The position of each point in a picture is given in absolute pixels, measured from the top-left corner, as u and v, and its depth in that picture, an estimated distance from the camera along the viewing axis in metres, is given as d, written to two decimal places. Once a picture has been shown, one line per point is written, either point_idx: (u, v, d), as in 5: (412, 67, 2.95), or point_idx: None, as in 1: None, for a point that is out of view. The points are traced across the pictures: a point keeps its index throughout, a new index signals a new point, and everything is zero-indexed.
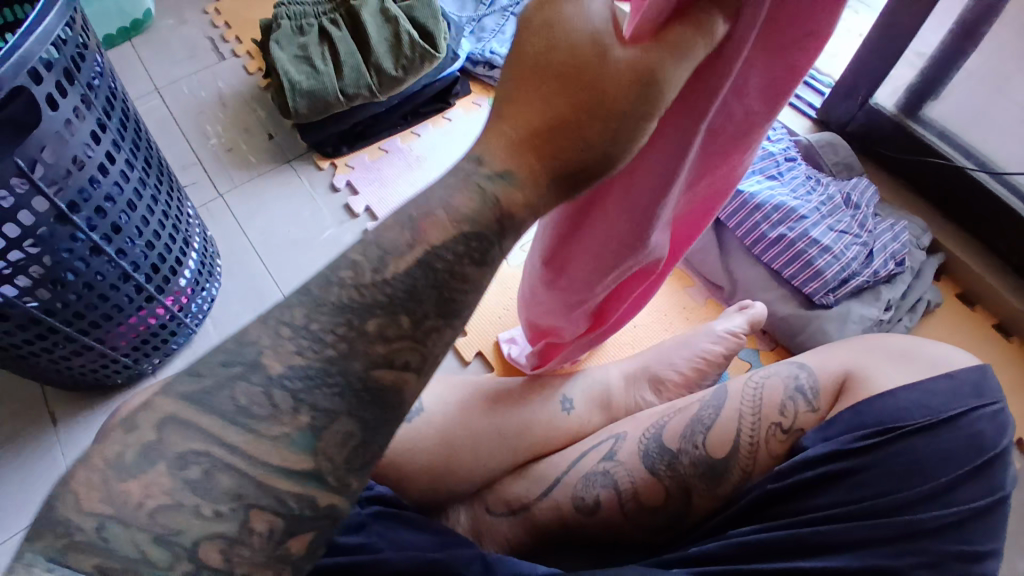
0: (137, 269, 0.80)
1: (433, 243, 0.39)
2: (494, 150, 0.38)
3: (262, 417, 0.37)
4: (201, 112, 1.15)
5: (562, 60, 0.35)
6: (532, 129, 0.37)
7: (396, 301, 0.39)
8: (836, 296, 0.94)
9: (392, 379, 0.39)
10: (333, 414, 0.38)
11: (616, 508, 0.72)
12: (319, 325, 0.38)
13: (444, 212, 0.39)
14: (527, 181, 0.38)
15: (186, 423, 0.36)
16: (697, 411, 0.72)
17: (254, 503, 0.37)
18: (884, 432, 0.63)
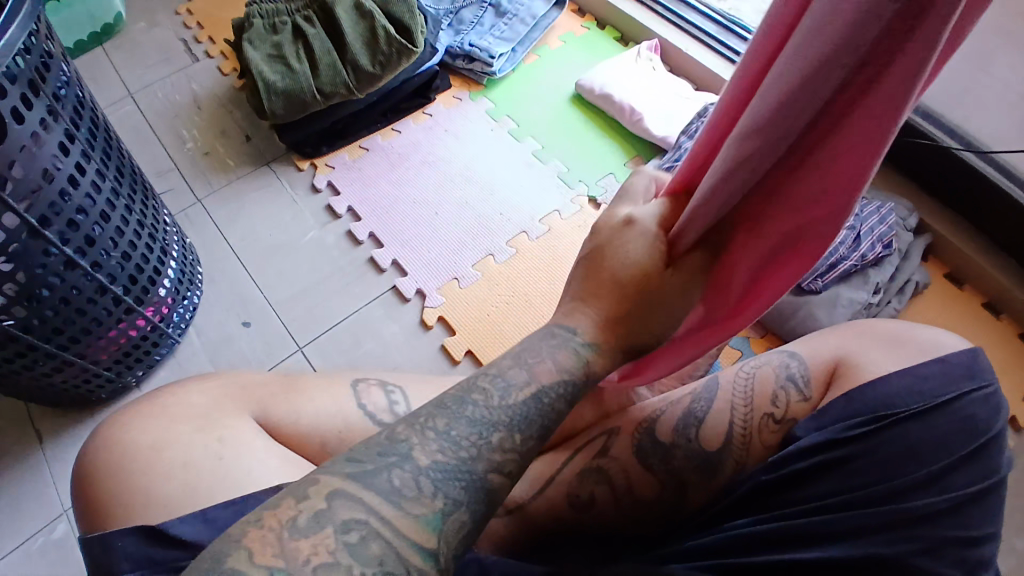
0: (115, 282, 0.79)
1: (543, 383, 0.52)
2: (585, 326, 0.56)
3: (410, 496, 0.44)
4: (177, 116, 1.13)
5: (622, 281, 0.55)
6: (607, 318, 0.56)
7: (514, 421, 0.50)
8: (826, 281, 0.93)
9: (499, 481, 0.48)
10: (458, 503, 0.45)
11: (610, 502, 0.72)
12: (457, 431, 0.48)
13: (551, 363, 0.54)
14: (605, 352, 0.56)
15: (353, 496, 0.43)
16: (689, 403, 0.72)
17: (391, 570, 0.42)
18: (877, 420, 0.63)
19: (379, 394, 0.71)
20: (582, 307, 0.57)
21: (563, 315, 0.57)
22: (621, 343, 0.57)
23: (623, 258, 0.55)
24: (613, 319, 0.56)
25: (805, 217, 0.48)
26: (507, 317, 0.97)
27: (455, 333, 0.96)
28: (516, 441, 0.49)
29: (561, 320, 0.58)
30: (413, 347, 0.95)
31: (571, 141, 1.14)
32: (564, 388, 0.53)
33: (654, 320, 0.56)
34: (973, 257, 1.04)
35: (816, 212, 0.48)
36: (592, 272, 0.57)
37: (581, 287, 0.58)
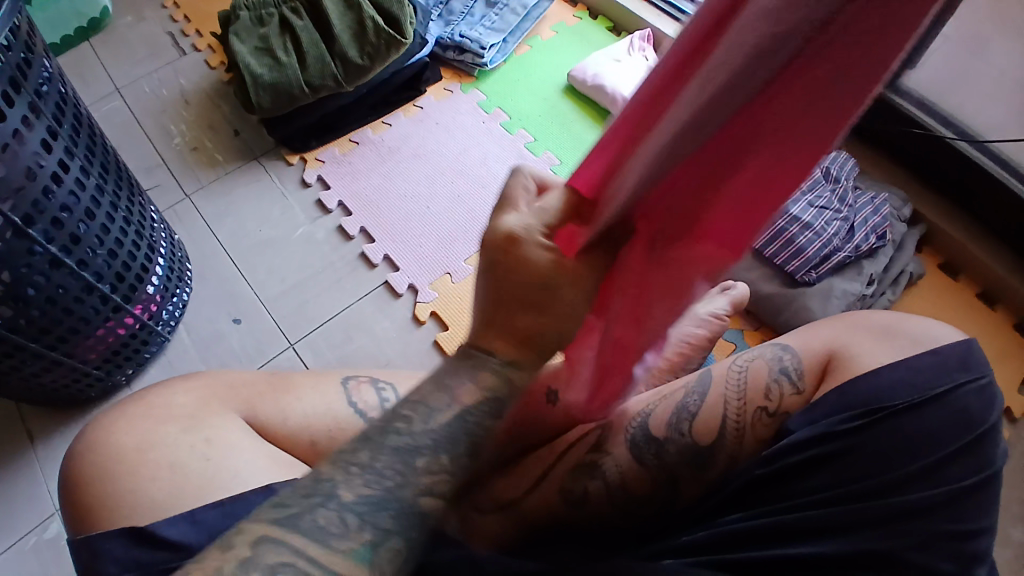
0: (101, 280, 0.78)
1: (465, 405, 0.52)
2: (500, 345, 0.53)
3: (335, 533, 0.46)
4: (164, 112, 1.11)
5: (528, 290, 0.49)
6: (517, 334, 0.52)
7: (438, 445, 0.51)
8: (819, 273, 0.92)
9: (432, 505, 0.50)
10: (388, 532, 0.48)
11: (603, 496, 0.71)
12: (380, 462, 0.50)
13: (471, 382, 0.53)
14: (528, 363, 0.54)
15: (278, 541, 0.45)
16: (682, 398, 0.72)
17: None
18: (870, 414, 0.62)
19: (369, 392, 0.70)
20: (490, 324, 0.53)
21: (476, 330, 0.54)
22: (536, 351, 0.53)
23: (527, 267, 0.48)
24: (528, 330, 0.52)
25: (743, 191, 0.44)
26: None
27: (448, 329, 0.95)
28: (438, 463, 0.51)
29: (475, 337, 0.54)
30: (405, 342, 0.95)
31: (564, 134, 1.13)
32: (486, 408, 0.54)
33: (566, 323, 0.52)
34: (970, 248, 1.03)
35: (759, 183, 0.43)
36: (492, 284, 0.50)
37: (483, 298, 0.52)
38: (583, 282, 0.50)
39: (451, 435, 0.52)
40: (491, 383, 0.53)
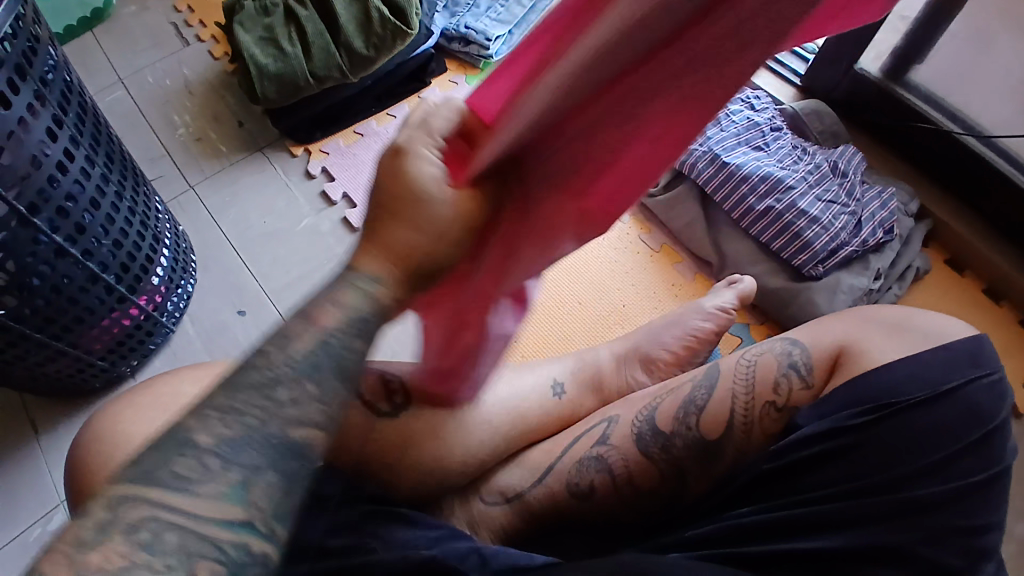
0: (106, 270, 0.77)
1: (326, 327, 0.48)
2: (366, 262, 0.48)
3: (196, 480, 0.43)
4: (167, 102, 1.11)
5: (404, 203, 0.46)
6: (392, 255, 0.47)
7: (301, 373, 0.47)
8: (827, 267, 0.92)
9: (306, 437, 0.47)
10: (258, 470, 0.45)
11: (610, 490, 0.71)
12: (239, 402, 0.45)
13: (331, 305, 0.48)
14: (395, 286, 0.49)
15: (136, 497, 0.41)
16: (690, 392, 0.71)
17: (198, 555, 0.42)
18: (879, 409, 0.62)
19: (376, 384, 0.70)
20: (369, 236, 0.47)
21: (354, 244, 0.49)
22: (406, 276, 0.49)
23: (411, 179, 0.45)
24: (400, 248, 0.47)
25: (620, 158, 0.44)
26: None
27: None
28: (311, 391, 0.47)
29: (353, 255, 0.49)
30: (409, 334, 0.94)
31: None
32: (351, 329, 0.49)
33: (435, 253, 0.48)
34: (975, 243, 1.03)
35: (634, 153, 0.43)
36: (377, 191, 0.46)
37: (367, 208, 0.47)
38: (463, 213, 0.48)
39: (320, 360, 0.48)
40: (368, 304, 0.48)
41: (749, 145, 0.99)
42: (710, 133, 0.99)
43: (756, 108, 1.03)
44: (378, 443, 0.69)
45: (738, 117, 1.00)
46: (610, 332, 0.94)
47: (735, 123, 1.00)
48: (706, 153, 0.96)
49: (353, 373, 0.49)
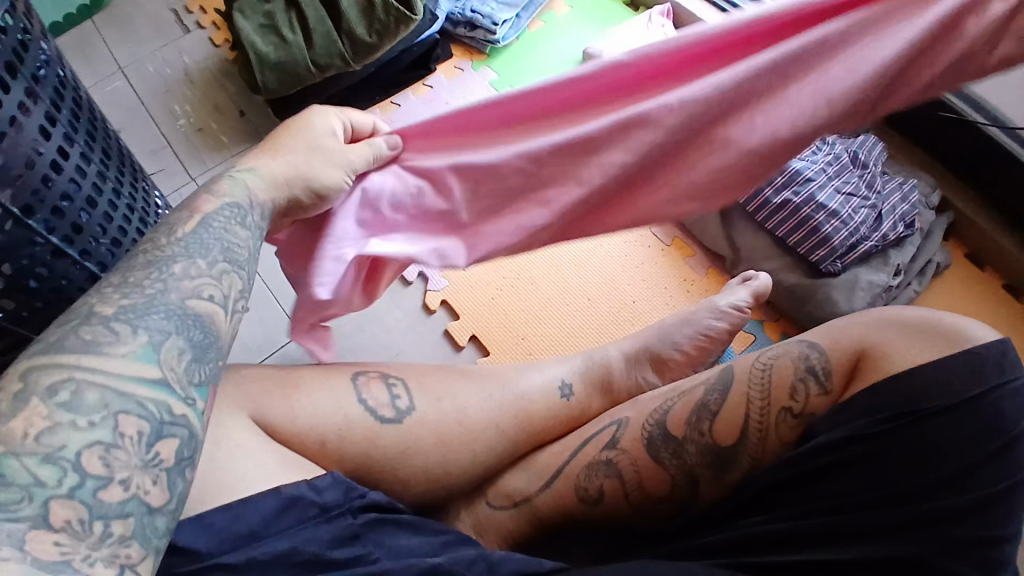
0: (104, 269, 0.75)
1: (204, 210, 0.61)
2: (250, 158, 0.66)
3: (107, 343, 0.48)
4: (167, 92, 1.08)
5: (302, 124, 0.68)
6: (273, 150, 0.66)
7: (188, 249, 0.57)
8: (844, 263, 0.89)
9: (205, 308, 0.54)
10: (166, 333, 0.51)
11: (621, 497, 0.70)
12: (136, 279, 0.53)
13: (211, 195, 0.63)
14: (264, 181, 0.64)
15: (48, 365, 0.46)
16: (702, 396, 0.69)
17: (120, 409, 0.46)
18: (899, 417, 0.60)
19: (379, 387, 0.68)
20: (258, 151, 0.67)
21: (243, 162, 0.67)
22: (283, 177, 0.65)
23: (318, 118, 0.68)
24: (276, 146, 0.66)
25: (512, 193, 0.65)
26: (512, 305, 0.93)
27: (458, 317, 0.92)
28: (205, 268, 0.57)
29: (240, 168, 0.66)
30: (416, 332, 0.91)
31: None
32: (229, 213, 0.61)
33: (315, 163, 0.65)
34: (999, 239, 0.99)
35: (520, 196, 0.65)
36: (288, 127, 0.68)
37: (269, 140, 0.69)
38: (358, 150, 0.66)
39: (208, 242, 0.58)
40: (246, 198, 0.63)
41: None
42: None
43: None
44: (384, 454, 0.66)
45: None
46: (624, 329, 0.91)
47: None
48: None
49: (237, 259, 0.59)
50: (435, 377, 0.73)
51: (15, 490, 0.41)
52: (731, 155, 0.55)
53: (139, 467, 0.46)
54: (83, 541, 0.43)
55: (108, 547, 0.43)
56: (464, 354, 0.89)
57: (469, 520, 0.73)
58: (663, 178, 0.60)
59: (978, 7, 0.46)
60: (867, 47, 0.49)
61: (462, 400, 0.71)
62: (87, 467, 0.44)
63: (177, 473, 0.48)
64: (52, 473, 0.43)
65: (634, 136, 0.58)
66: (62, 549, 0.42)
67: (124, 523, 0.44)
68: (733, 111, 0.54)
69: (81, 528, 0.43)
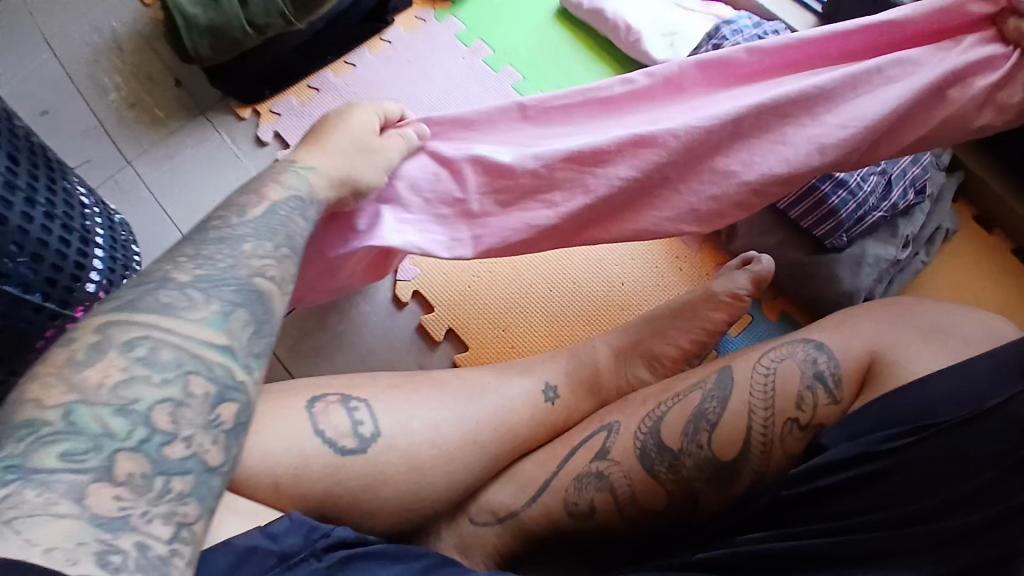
0: (26, 290, 0.67)
1: (273, 199, 0.60)
2: (300, 152, 0.66)
3: (181, 305, 0.49)
4: (96, 62, 0.96)
5: (339, 122, 0.69)
6: (318, 143, 0.67)
7: (258, 232, 0.57)
8: (852, 237, 0.80)
9: (269, 286, 0.54)
10: (234, 304, 0.51)
11: (614, 510, 0.65)
12: (205, 251, 0.54)
13: (270, 181, 0.62)
14: (326, 181, 0.64)
15: (125, 320, 0.47)
16: (700, 404, 0.64)
17: (191, 370, 0.47)
18: (915, 431, 0.54)
19: (339, 413, 0.63)
20: (304, 145, 0.68)
21: (293, 154, 0.66)
22: (340, 172, 0.65)
23: (348, 116, 0.70)
24: (320, 142, 0.67)
25: (528, 187, 0.69)
26: (491, 292, 0.85)
27: (432, 310, 0.84)
28: (270, 248, 0.56)
29: (291, 158, 0.66)
30: (386, 328, 0.83)
31: (558, 73, 0.98)
32: (293, 204, 0.61)
33: (359, 159, 0.67)
34: (1012, 204, 0.89)
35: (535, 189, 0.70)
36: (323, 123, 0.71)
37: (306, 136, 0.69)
38: (393, 146, 0.70)
39: (276, 225, 0.58)
40: (307, 192, 0.62)
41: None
42: None
43: None
44: (349, 489, 0.61)
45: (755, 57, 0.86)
46: (614, 318, 0.84)
47: None
48: None
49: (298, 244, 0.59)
50: (404, 396, 0.66)
51: (84, 439, 0.42)
52: (727, 181, 0.65)
53: (202, 426, 0.46)
54: (144, 496, 0.42)
55: (166, 503, 0.43)
56: (439, 351, 0.82)
57: (450, 539, 0.68)
58: (664, 194, 0.68)
59: (963, 82, 0.59)
60: (862, 98, 0.61)
61: (436, 417, 0.66)
62: (156, 423, 0.44)
63: (232, 438, 0.48)
64: (123, 425, 0.43)
65: (642, 153, 0.66)
66: (121, 503, 0.41)
67: (183, 479, 0.44)
68: (749, 135, 0.64)
69: (143, 482, 0.42)
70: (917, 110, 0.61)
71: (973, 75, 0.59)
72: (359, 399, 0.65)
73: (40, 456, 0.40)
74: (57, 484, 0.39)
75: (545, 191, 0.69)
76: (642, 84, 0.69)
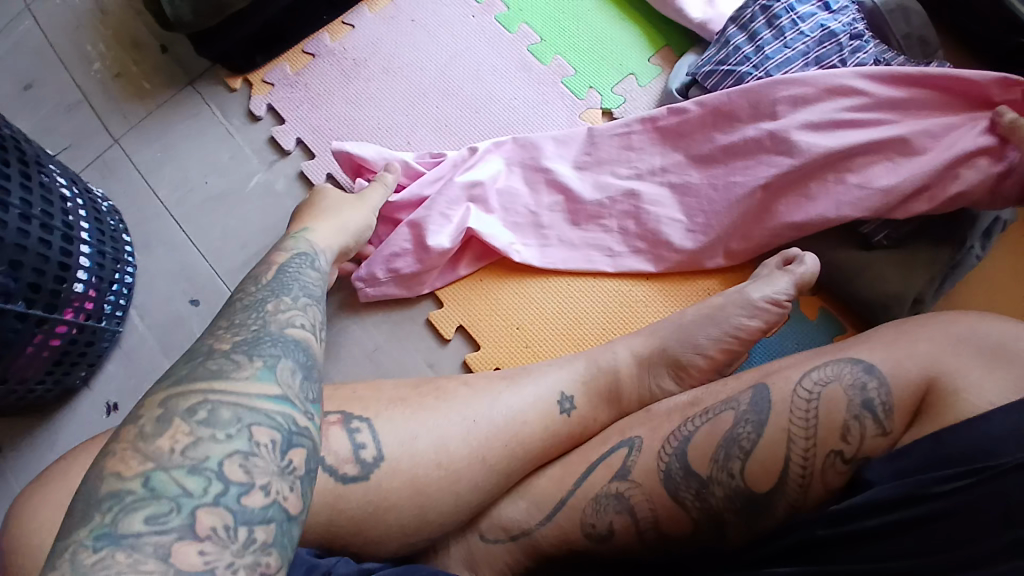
0: (8, 298, 0.62)
1: (278, 261, 0.60)
2: (294, 223, 0.70)
3: (230, 369, 0.46)
4: (79, 29, 0.88)
5: (304, 202, 0.75)
6: (302, 214, 0.72)
7: (272, 287, 0.55)
8: (897, 232, 0.75)
9: (302, 334, 0.52)
10: (276, 356, 0.48)
11: (633, 533, 0.60)
12: (233, 320, 0.51)
13: (277, 253, 0.62)
14: (324, 232, 0.68)
15: (185, 391, 0.45)
16: (733, 427, 0.58)
17: (252, 422, 0.44)
18: (971, 473, 0.47)
19: (339, 436, 0.59)
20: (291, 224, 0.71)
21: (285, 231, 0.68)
22: (331, 222, 0.70)
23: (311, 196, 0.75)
24: (302, 213, 0.72)
25: (579, 206, 0.80)
26: (507, 288, 0.80)
27: (442, 304, 0.80)
28: (291, 301, 0.54)
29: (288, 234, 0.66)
30: (394, 324, 0.80)
31: (582, 33, 0.89)
32: (301, 260, 0.61)
33: (347, 206, 0.72)
34: None
35: (584, 208, 0.80)
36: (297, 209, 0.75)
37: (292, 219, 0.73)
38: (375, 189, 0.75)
39: (291, 283, 0.57)
40: (311, 248, 0.64)
41: (819, 66, 0.80)
42: (768, 50, 0.80)
43: (828, 9, 0.81)
44: (351, 518, 0.58)
45: (808, 26, 0.80)
46: (636, 320, 0.78)
47: (803, 36, 0.80)
48: (763, 84, 0.77)
49: (316, 293, 0.58)
50: (408, 411, 0.62)
51: (164, 502, 0.39)
52: (772, 222, 0.77)
53: (276, 473, 0.43)
54: (228, 549, 0.39)
55: (251, 555, 0.40)
56: (450, 348, 0.78)
57: (458, 557, 0.64)
58: (724, 214, 0.77)
59: (968, 164, 0.72)
60: (880, 166, 0.74)
61: (443, 435, 0.61)
62: (230, 476, 0.41)
63: (307, 483, 0.44)
64: (198, 484, 0.41)
65: (685, 172, 0.79)
66: (207, 558, 0.39)
67: (266, 529, 0.41)
68: (796, 171, 0.75)
69: (226, 535, 0.40)
70: (936, 174, 0.72)
71: (981, 159, 0.72)
72: (365, 421, 0.60)
73: (124, 523, 0.38)
74: (144, 546, 0.38)
75: (604, 215, 0.80)
76: (702, 106, 0.79)
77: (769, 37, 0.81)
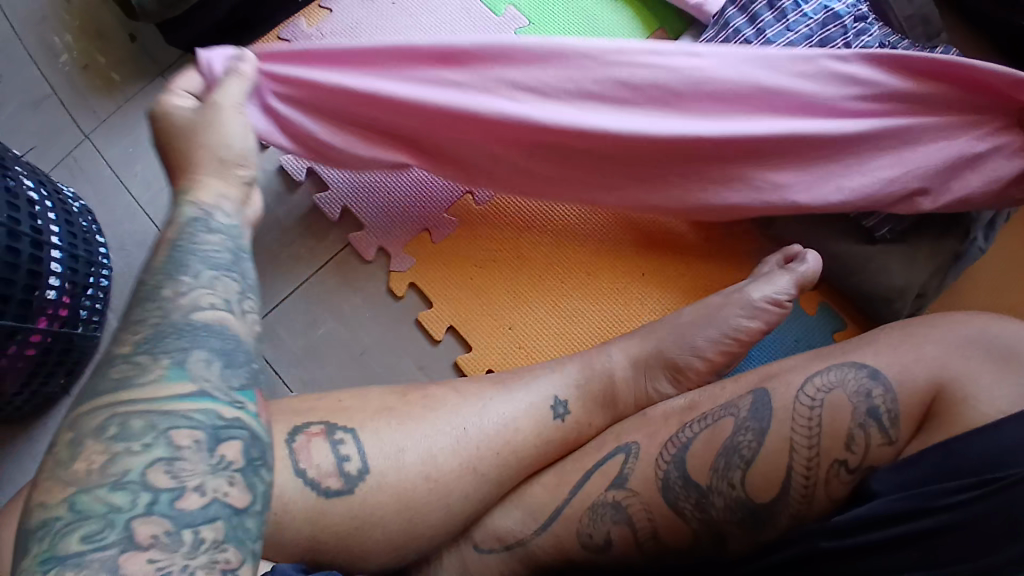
0: None
1: (171, 237, 0.48)
2: (179, 180, 0.53)
3: (133, 375, 0.41)
4: (45, 18, 0.84)
5: (165, 140, 0.55)
6: (178, 163, 0.54)
7: (161, 268, 0.45)
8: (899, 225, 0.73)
9: (216, 317, 0.44)
10: (185, 349, 0.42)
11: (632, 544, 0.58)
12: (131, 316, 0.43)
13: (168, 232, 0.48)
14: (212, 175, 0.53)
15: (84, 411, 0.40)
16: (734, 436, 0.56)
17: (169, 427, 0.40)
18: (980, 485, 0.45)
19: (322, 448, 0.57)
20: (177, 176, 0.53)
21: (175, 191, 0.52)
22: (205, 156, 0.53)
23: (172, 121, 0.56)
24: (180, 162, 0.54)
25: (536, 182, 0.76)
26: (496, 288, 0.79)
27: (432, 306, 0.79)
28: (194, 279, 0.45)
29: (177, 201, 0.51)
30: (381, 325, 0.78)
31: (573, 15, 0.86)
32: (187, 219, 0.49)
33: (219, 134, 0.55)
34: None
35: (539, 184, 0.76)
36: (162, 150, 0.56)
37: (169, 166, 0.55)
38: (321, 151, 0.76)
39: (188, 256, 0.46)
40: (218, 207, 0.51)
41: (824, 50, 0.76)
42: (769, 33, 0.77)
43: None
44: (338, 535, 0.56)
45: (812, 8, 0.77)
46: (631, 319, 0.78)
47: (806, 18, 0.77)
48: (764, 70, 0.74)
49: (224, 261, 0.48)
50: (394, 421, 0.60)
51: (96, 520, 0.36)
52: None
53: (209, 472, 0.39)
54: (178, 553, 0.37)
55: (204, 554, 0.38)
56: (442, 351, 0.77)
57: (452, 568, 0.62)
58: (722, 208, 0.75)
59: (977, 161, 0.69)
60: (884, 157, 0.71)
61: (431, 447, 0.59)
62: (157, 483, 0.38)
63: (252, 474, 0.41)
64: (126, 497, 0.37)
65: None
66: (158, 565, 0.36)
67: (214, 528, 0.39)
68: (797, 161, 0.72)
69: (171, 540, 0.37)
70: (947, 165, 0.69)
71: None
72: (351, 434, 0.58)
73: (61, 546, 0.36)
74: (90, 564, 0.35)
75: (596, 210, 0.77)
76: None
77: (771, 19, 0.77)
